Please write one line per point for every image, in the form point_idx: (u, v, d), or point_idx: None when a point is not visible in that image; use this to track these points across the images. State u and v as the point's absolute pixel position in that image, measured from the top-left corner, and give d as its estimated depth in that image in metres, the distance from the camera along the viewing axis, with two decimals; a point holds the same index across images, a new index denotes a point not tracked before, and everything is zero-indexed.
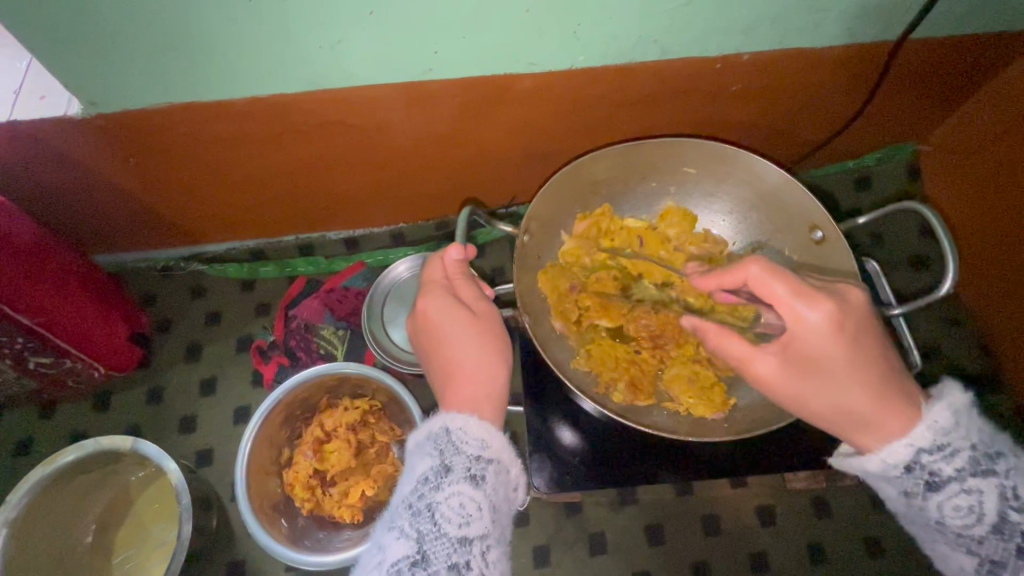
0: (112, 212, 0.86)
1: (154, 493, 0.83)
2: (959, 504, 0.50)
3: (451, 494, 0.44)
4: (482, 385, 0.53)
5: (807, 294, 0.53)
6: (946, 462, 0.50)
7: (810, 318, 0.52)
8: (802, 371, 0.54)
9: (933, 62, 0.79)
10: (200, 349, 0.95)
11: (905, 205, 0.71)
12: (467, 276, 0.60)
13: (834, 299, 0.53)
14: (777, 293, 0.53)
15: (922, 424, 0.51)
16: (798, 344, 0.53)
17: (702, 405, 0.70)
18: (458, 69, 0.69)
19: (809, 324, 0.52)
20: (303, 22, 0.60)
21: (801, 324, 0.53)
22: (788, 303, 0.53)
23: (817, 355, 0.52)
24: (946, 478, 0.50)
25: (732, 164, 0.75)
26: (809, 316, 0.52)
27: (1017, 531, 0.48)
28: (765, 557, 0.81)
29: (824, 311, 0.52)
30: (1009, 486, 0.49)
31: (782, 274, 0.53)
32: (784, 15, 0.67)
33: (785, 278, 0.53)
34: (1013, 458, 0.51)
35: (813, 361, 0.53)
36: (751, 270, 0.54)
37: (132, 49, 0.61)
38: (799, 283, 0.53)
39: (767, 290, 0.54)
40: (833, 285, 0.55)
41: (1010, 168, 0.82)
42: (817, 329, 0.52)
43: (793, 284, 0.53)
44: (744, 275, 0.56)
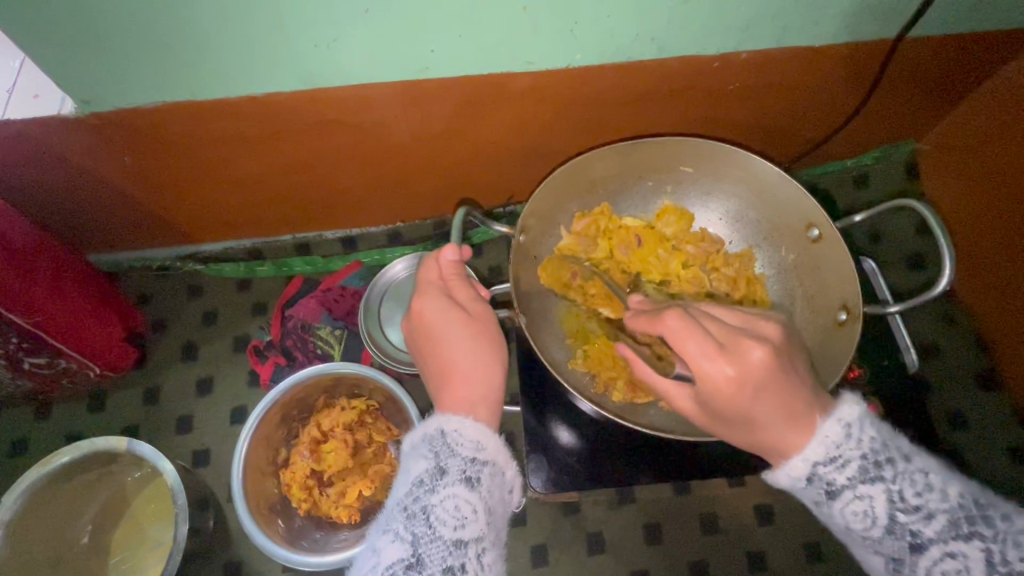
0: (107, 211, 0.86)
1: (152, 493, 0.82)
2: (856, 511, 0.47)
3: (446, 497, 0.44)
4: (478, 386, 0.52)
5: (707, 352, 0.48)
6: (839, 472, 0.47)
7: (714, 374, 0.48)
8: (716, 414, 0.51)
9: (932, 60, 0.79)
10: (197, 349, 0.95)
11: (907, 203, 0.71)
12: (462, 276, 0.60)
13: (724, 355, 0.48)
14: (687, 348, 0.49)
15: (817, 441, 0.48)
16: (706, 395, 0.50)
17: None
18: (455, 67, 0.69)
19: (713, 380, 0.48)
20: (298, 21, 0.60)
21: (704, 381, 0.49)
22: (695, 358, 0.49)
23: (723, 407, 0.49)
24: (840, 487, 0.47)
25: (731, 163, 0.74)
26: (709, 372, 0.48)
27: (909, 532, 0.46)
28: (763, 555, 0.81)
29: (725, 368, 0.48)
30: (896, 490, 0.46)
31: (689, 329, 0.49)
32: (782, 13, 0.66)
33: (696, 333, 0.49)
34: (905, 461, 0.47)
35: (722, 412, 0.50)
36: (667, 323, 0.50)
37: (126, 48, 0.61)
38: (706, 341, 0.48)
39: (676, 339, 0.50)
40: (744, 336, 0.50)
41: (1007, 171, 0.82)
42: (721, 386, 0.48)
43: (700, 340, 0.48)
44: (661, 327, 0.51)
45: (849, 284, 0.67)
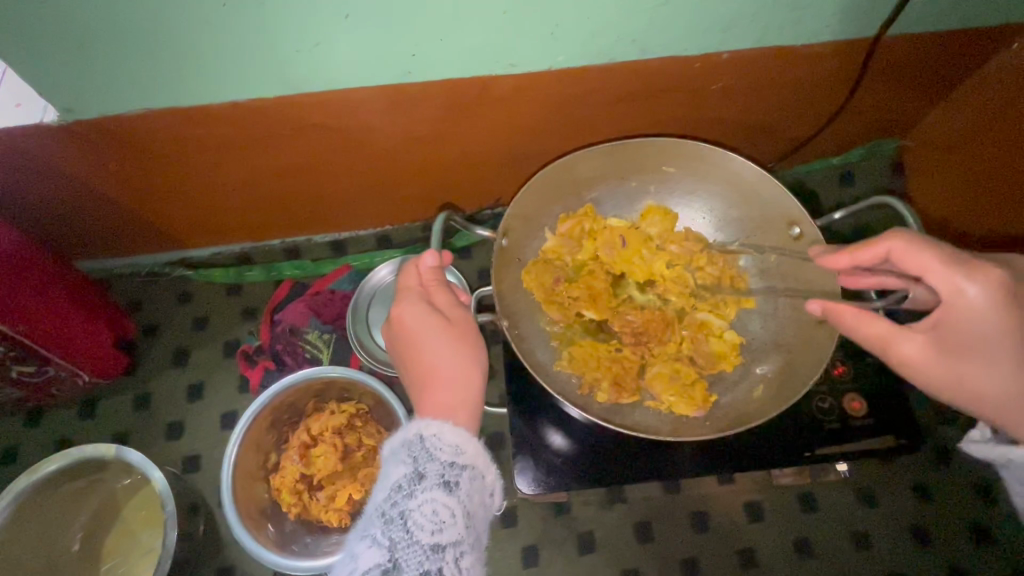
0: (93, 219, 0.86)
1: (142, 500, 0.82)
2: None
3: (424, 502, 0.45)
4: (457, 391, 0.53)
5: (963, 267, 0.53)
6: None
7: (965, 290, 0.53)
8: (948, 339, 0.54)
9: (914, 57, 0.79)
10: (188, 355, 0.95)
11: (886, 199, 0.72)
12: (442, 281, 0.60)
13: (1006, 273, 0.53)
14: (933, 267, 0.54)
15: None
16: (950, 320, 0.54)
17: (684, 402, 0.70)
18: (437, 71, 0.69)
19: (966, 295, 0.53)
20: (280, 27, 0.60)
21: (958, 301, 0.53)
22: (937, 271, 0.54)
23: (965, 330, 0.53)
24: None
25: (711, 162, 0.75)
26: (966, 290, 0.53)
27: None
28: (754, 552, 0.82)
29: (980, 282, 0.52)
30: None
31: (936, 248, 0.54)
32: (762, 13, 0.67)
33: (932, 250, 0.54)
34: None
35: (964, 337, 0.54)
36: (895, 243, 0.56)
37: (108, 55, 0.61)
38: (952, 256, 0.54)
39: (916, 262, 0.55)
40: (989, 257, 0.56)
41: (989, 164, 0.82)
42: (964, 298, 0.53)
43: (945, 255, 0.54)
44: (886, 249, 0.57)
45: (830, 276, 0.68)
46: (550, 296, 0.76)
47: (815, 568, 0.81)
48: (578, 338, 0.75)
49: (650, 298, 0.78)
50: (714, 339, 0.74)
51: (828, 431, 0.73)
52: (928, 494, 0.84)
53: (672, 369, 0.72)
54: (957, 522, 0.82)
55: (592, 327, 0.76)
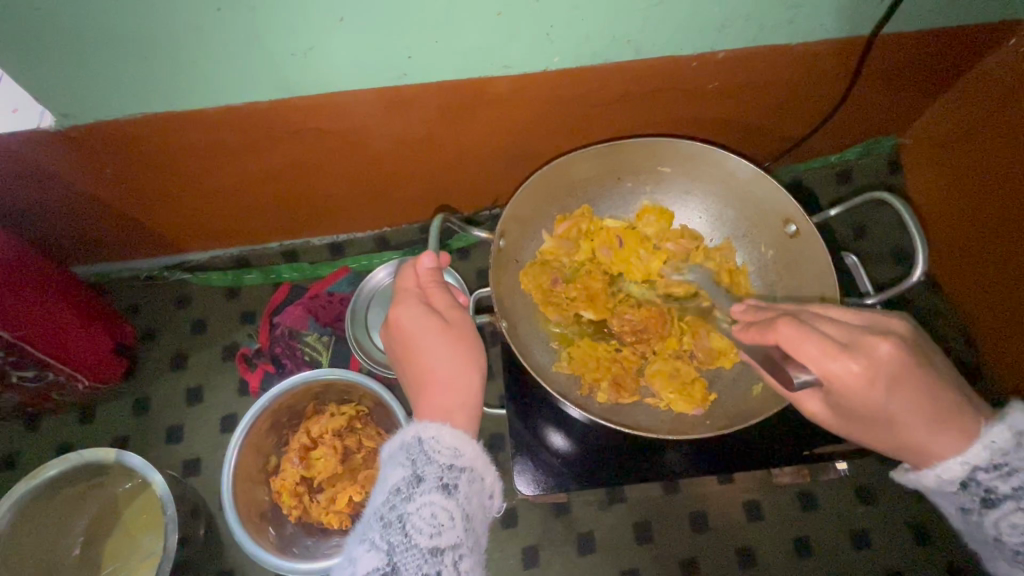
0: (91, 224, 0.86)
1: (142, 504, 0.81)
2: (1016, 522, 0.49)
3: (422, 505, 0.45)
4: (455, 393, 0.53)
5: (837, 351, 0.50)
6: (1002, 481, 0.49)
7: (838, 371, 0.50)
8: (838, 407, 0.53)
9: (909, 55, 0.79)
10: (186, 359, 0.95)
11: (875, 195, 0.73)
12: (440, 283, 0.60)
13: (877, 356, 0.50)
14: (808, 351, 0.51)
15: (980, 444, 0.50)
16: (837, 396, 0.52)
17: (681, 400, 0.70)
18: (432, 73, 0.69)
19: (837, 377, 0.50)
20: (275, 31, 0.60)
21: (834, 380, 0.51)
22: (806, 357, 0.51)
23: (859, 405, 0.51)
24: (1002, 496, 0.49)
25: (707, 162, 0.75)
26: (835, 370, 0.50)
27: None
28: (753, 551, 0.82)
29: (855, 366, 0.50)
30: None
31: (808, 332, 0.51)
32: (757, 12, 0.67)
33: (814, 335, 0.51)
34: None
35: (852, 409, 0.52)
36: (782, 330, 0.53)
37: (103, 61, 0.61)
38: (828, 341, 0.51)
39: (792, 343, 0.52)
40: (866, 335, 0.51)
41: (987, 162, 0.83)
42: (840, 379, 0.50)
43: (821, 340, 0.51)
44: (776, 332, 0.54)
45: (827, 278, 0.68)
46: (548, 297, 0.77)
47: (814, 566, 0.81)
48: (576, 339, 0.75)
49: (650, 296, 0.77)
50: (716, 335, 0.74)
51: (827, 429, 0.73)
52: (927, 491, 0.84)
53: (670, 369, 0.73)
54: None
55: (590, 327, 0.76)
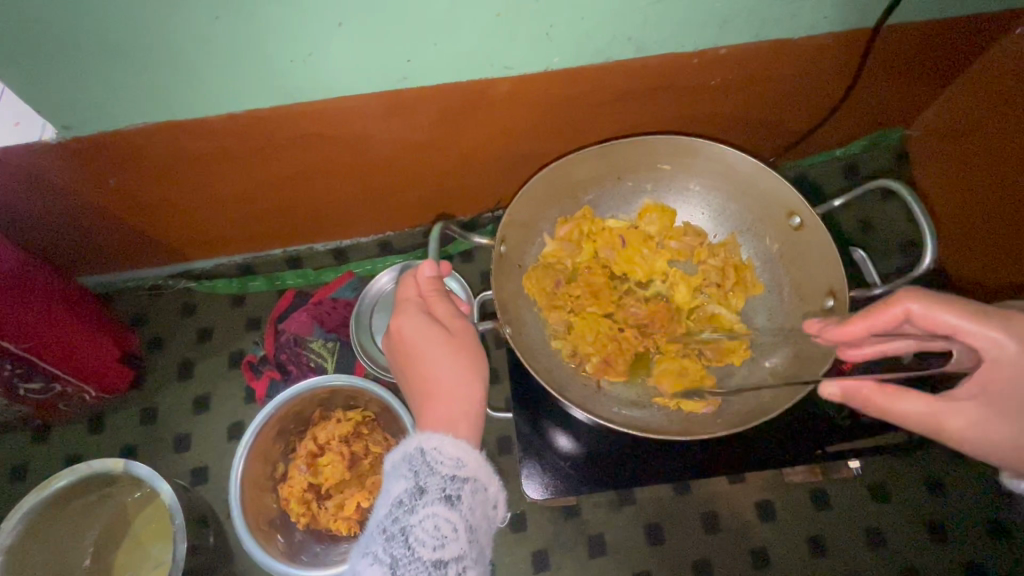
0: (96, 234, 0.86)
1: (151, 513, 0.82)
2: None
3: (425, 517, 0.45)
4: (458, 403, 0.53)
5: (997, 320, 0.48)
6: None
7: (1003, 346, 0.47)
8: (990, 409, 0.49)
9: (912, 45, 0.78)
10: (193, 367, 0.95)
11: (885, 182, 0.71)
12: (441, 292, 0.60)
13: None
14: (957, 324, 0.49)
15: None
16: (997, 383, 0.48)
17: (690, 400, 0.68)
18: (432, 77, 0.69)
19: (1008, 353, 0.47)
20: (274, 37, 0.59)
21: (997, 361, 0.48)
22: (972, 335, 0.48)
23: (1020, 394, 0.48)
24: None
25: (704, 157, 0.74)
26: (916, 405, 0.51)
27: None
28: (766, 551, 0.81)
29: (1019, 332, 0.47)
30: None
31: (957, 305, 0.49)
32: (759, 6, 0.66)
33: (955, 305, 0.49)
34: None
35: (1020, 399, 0.48)
36: (909, 305, 0.50)
37: (106, 73, 0.61)
38: (981, 312, 0.49)
39: (944, 325, 0.49)
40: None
41: (1000, 154, 0.81)
42: (993, 356, 0.48)
43: (969, 312, 0.49)
44: (903, 311, 0.51)
45: (834, 267, 0.67)
46: (551, 300, 0.76)
47: (829, 565, 0.80)
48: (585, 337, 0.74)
49: (654, 291, 0.77)
50: (724, 335, 0.74)
51: (838, 428, 0.72)
52: (942, 487, 0.83)
53: (679, 366, 0.72)
54: (971, 514, 0.81)
55: (598, 321, 0.74)
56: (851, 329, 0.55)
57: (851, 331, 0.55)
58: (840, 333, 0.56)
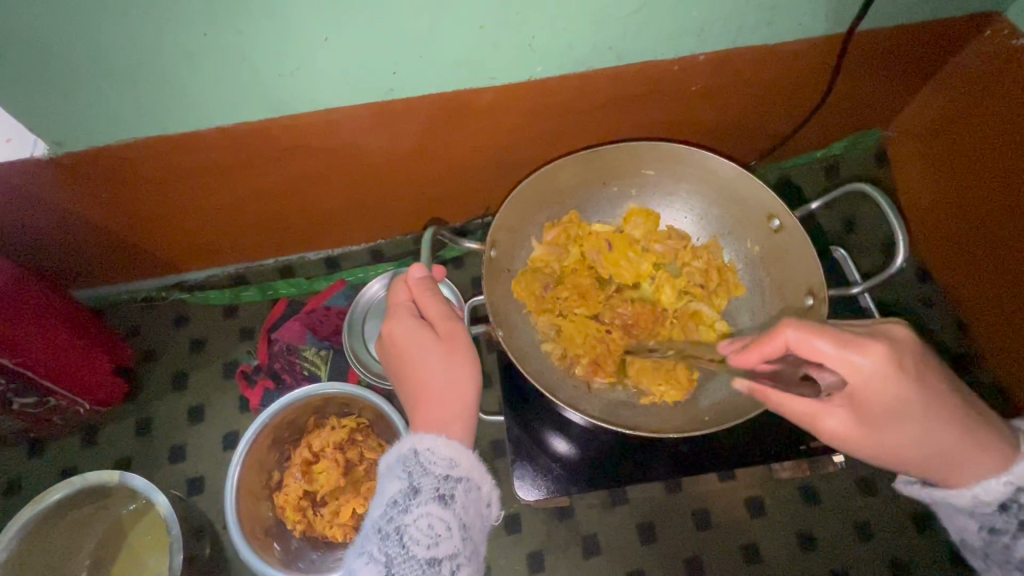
0: (88, 247, 0.86)
1: (147, 525, 0.82)
2: None
3: (419, 516, 0.46)
4: (449, 404, 0.54)
5: (854, 342, 0.50)
6: None
7: (862, 364, 0.49)
8: (858, 417, 0.51)
9: (887, 49, 0.80)
10: (187, 378, 0.96)
11: (859, 188, 0.74)
12: (431, 292, 0.60)
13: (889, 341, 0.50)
14: (823, 350, 0.50)
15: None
16: (861, 396, 0.50)
17: (670, 389, 0.71)
18: (418, 88, 0.70)
19: (866, 371, 0.49)
20: (261, 51, 0.61)
21: (862, 379, 0.49)
22: (835, 358, 0.50)
23: (873, 403, 0.50)
24: None
25: (687, 162, 0.76)
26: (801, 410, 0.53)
27: None
28: (757, 547, 0.82)
29: (874, 354, 0.49)
30: None
31: (823, 330, 0.50)
32: (734, 15, 0.68)
33: (825, 331, 0.50)
34: None
35: (881, 410, 0.50)
36: (787, 334, 0.51)
37: (96, 89, 0.62)
38: (841, 335, 0.50)
39: (811, 351, 0.50)
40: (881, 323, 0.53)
41: (976, 152, 0.84)
42: (853, 374, 0.49)
43: (837, 338, 0.50)
44: (783, 339, 0.51)
45: (812, 269, 0.70)
46: (540, 303, 0.77)
47: (818, 560, 0.81)
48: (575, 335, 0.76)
49: (642, 292, 0.79)
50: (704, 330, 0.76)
51: None
52: None
53: (650, 359, 0.73)
54: None
55: (586, 323, 0.76)
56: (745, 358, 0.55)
57: (749, 360, 0.55)
58: (737, 361, 0.57)
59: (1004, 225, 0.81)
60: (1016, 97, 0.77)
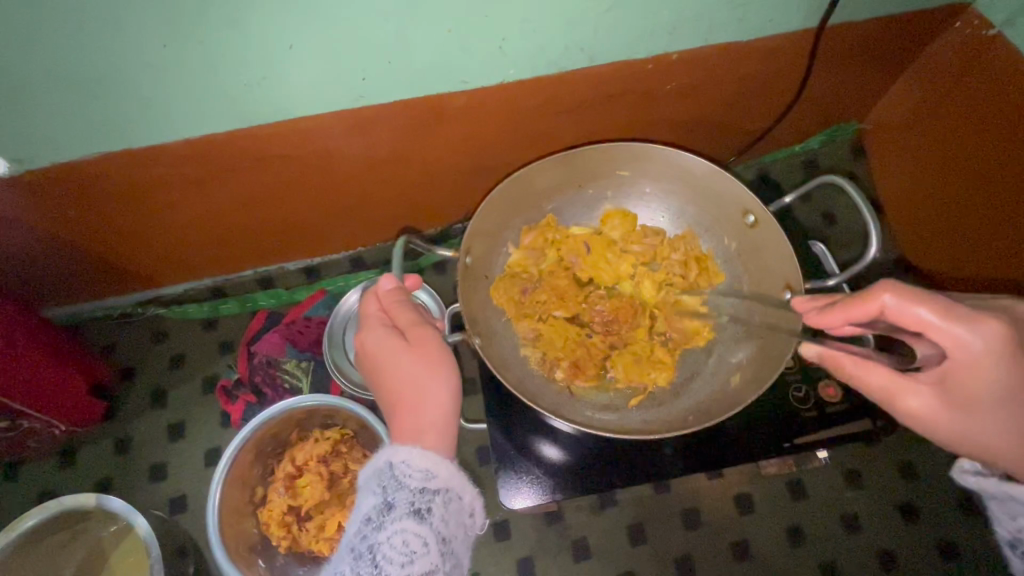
0: (58, 265, 0.85)
1: (129, 546, 0.77)
2: None
3: (393, 533, 0.46)
4: (425, 412, 0.53)
5: (962, 317, 0.49)
6: None
7: (966, 340, 0.49)
8: (953, 401, 0.52)
9: (861, 41, 0.80)
10: (167, 394, 0.94)
11: (829, 180, 0.73)
12: (403, 302, 0.60)
13: (1007, 323, 0.49)
14: (925, 319, 0.50)
15: None
16: (957, 375, 0.51)
17: (661, 373, 0.73)
18: (389, 94, 0.69)
19: (969, 349, 0.49)
20: (227, 62, 0.59)
21: (960, 353, 0.50)
22: (937, 331, 0.50)
23: (973, 388, 0.50)
24: None
25: (660, 161, 0.76)
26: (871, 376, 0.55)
27: None
28: (747, 544, 0.82)
29: (985, 333, 0.49)
30: None
31: (925, 300, 0.50)
32: (705, 12, 0.67)
33: (929, 301, 0.50)
34: None
35: (970, 394, 0.51)
36: (886, 300, 0.51)
37: (56, 104, 0.60)
38: (951, 308, 0.50)
39: (912, 319, 0.50)
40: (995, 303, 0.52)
41: (952, 141, 0.85)
42: (961, 349, 0.49)
43: (939, 308, 0.50)
44: (878, 306, 0.52)
45: (789, 266, 0.69)
46: (520, 309, 0.77)
47: (807, 555, 0.81)
48: (555, 331, 0.75)
49: (622, 291, 0.78)
50: (687, 316, 0.76)
51: (805, 420, 0.73)
52: (913, 470, 0.85)
53: (632, 355, 0.74)
54: (940, 493, 0.84)
55: (566, 326, 0.76)
56: (831, 319, 0.56)
57: (831, 321, 0.57)
58: (818, 321, 0.58)
59: (1002, 203, 0.79)
60: (989, 79, 0.78)
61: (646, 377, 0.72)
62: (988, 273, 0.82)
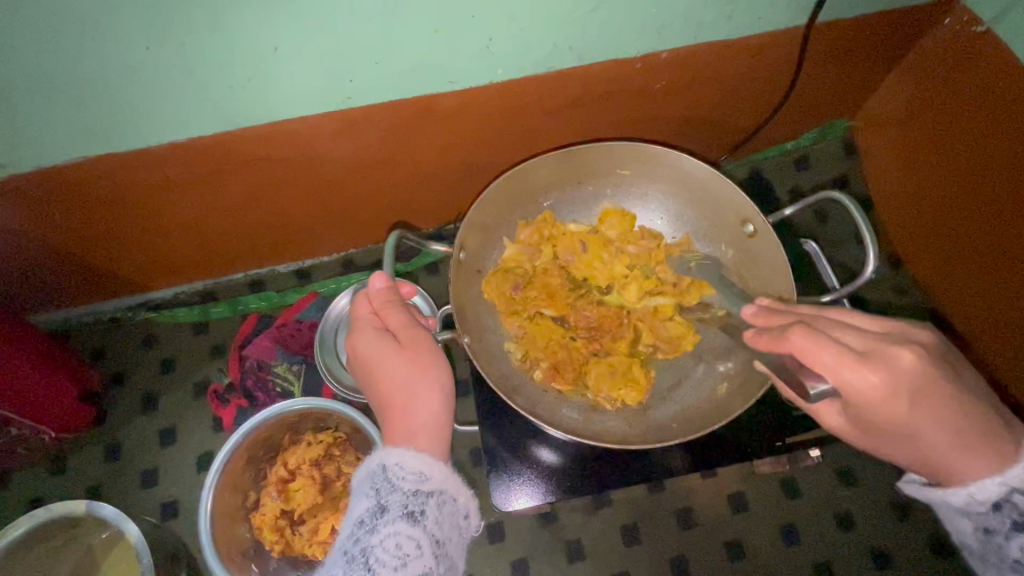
0: (45, 270, 0.84)
1: (119, 553, 0.77)
2: None
3: (386, 536, 0.45)
4: (416, 416, 0.53)
5: (853, 360, 0.48)
6: None
7: (863, 383, 0.48)
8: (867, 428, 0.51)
9: (853, 37, 0.80)
10: (158, 399, 0.93)
11: (826, 195, 0.71)
12: (395, 302, 0.59)
13: (898, 366, 0.48)
14: (824, 361, 0.49)
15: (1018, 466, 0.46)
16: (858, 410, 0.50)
17: (633, 391, 0.71)
18: (376, 95, 0.68)
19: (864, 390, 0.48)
20: (210, 64, 0.59)
21: (854, 392, 0.49)
22: (840, 372, 0.49)
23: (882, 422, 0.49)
24: None
25: (662, 164, 0.76)
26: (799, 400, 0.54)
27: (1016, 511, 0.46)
28: (741, 543, 0.82)
29: (875, 377, 0.48)
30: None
31: (824, 342, 0.49)
32: (693, 10, 0.67)
33: (830, 344, 0.49)
34: None
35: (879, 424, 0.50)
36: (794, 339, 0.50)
37: (39, 108, 0.60)
38: (845, 351, 0.49)
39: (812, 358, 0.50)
40: (885, 344, 0.49)
41: (942, 138, 0.85)
42: (863, 393, 0.49)
43: (842, 352, 0.49)
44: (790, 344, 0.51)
45: (783, 275, 0.70)
46: (510, 305, 0.76)
47: (801, 554, 0.81)
48: (545, 329, 0.75)
49: (614, 293, 0.77)
50: (668, 323, 0.75)
51: (796, 418, 0.74)
52: None
53: (609, 366, 0.72)
54: None
55: (550, 327, 0.75)
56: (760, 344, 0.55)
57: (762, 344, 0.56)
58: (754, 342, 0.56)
59: (997, 198, 0.78)
60: (982, 76, 0.77)
61: (616, 392, 0.71)
62: (989, 264, 0.81)
